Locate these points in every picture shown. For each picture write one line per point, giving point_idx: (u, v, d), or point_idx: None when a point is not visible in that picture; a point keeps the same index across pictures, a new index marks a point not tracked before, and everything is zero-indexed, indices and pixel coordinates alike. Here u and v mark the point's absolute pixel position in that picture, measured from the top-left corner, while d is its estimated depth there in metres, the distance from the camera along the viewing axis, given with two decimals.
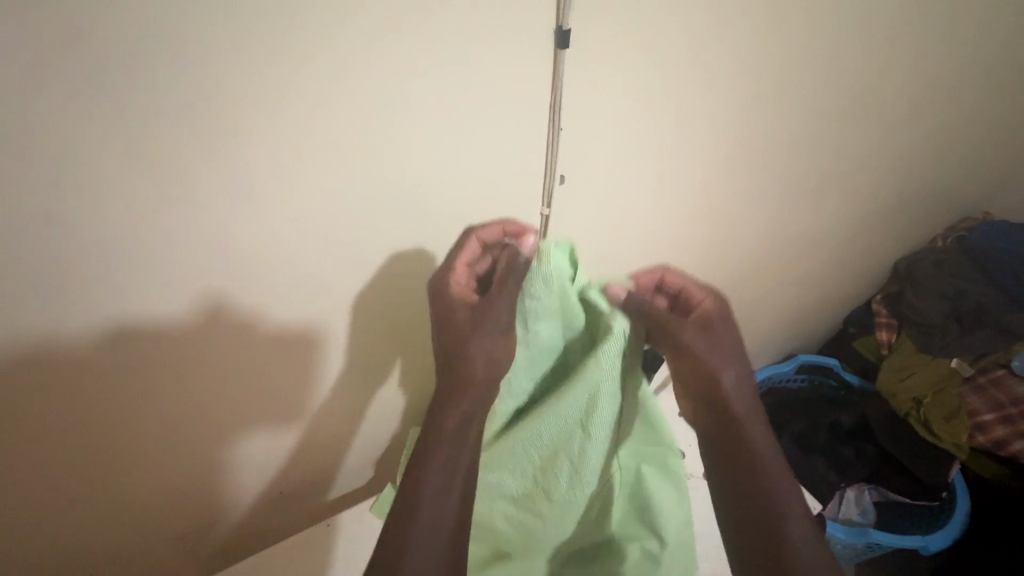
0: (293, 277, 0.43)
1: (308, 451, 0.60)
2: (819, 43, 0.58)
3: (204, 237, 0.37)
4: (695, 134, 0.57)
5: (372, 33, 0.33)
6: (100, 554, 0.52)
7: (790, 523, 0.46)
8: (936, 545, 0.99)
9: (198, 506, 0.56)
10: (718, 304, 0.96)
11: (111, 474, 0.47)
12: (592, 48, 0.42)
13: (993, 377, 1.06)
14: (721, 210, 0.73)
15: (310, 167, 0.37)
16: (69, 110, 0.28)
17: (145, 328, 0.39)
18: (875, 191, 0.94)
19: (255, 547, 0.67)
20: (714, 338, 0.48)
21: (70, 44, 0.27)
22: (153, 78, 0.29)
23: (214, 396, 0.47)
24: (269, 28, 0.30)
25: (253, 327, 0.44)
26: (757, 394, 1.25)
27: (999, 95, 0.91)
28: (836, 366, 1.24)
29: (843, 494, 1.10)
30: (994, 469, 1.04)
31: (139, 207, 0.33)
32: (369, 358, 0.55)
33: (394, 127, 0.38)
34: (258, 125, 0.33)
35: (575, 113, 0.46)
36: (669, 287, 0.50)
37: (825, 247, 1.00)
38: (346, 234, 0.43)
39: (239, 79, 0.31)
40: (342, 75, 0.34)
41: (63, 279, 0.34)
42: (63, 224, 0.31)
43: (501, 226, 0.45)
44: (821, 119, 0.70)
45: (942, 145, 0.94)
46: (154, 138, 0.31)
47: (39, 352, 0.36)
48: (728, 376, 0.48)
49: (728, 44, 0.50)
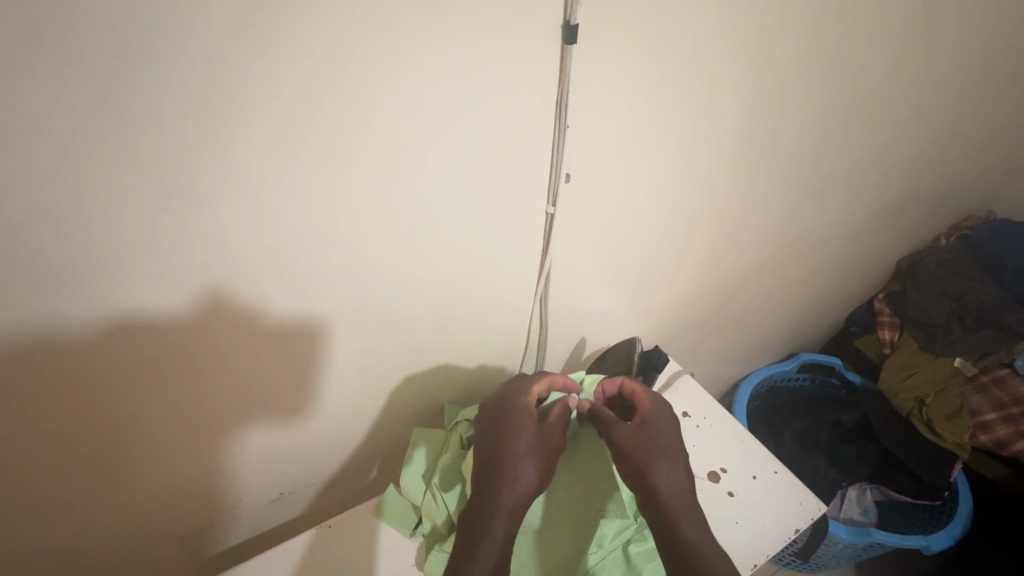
0: (303, 274, 0.43)
1: (310, 446, 0.60)
2: (829, 40, 0.58)
3: (208, 237, 0.36)
4: (699, 135, 0.57)
5: (377, 25, 0.32)
6: (101, 545, 0.53)
7: (718, 561, 0.48)
8: (938, 545, 0.99)
9: (204, 503, 0.57)
10: (723, 305, 0.97)
11: (114, 468, 0.47)
12: (601, 47, 0.42)
13: (995, 376, 1.04)
14: (723, 212, 0.73)
15: (322, 163, 0.37)
16: (80, 108, 0.28)
17: (150, 325, 0.39)
18: (877, 191, 0.94)
19: (256, 542, 0.67)
20: (644, 432, 0.55)
21: (78, 44, 0.26)
22: (163, 74, 0.29)
23: (218, 394, 0.47)
24: (281, 28, 0.30)
25: (256, 323, 0.44)
26: (758, 392, 1.28)
27: (1004, 94, 0.91)
28: (838, 365, 1.28)
29: (844, 493, 1.08)
30: (996, 469, 1.04)
31: (144, 206, 0.33)
32: (375, 356, 0.56)
33: (402, 124, 0.38)
34: (269, 123, 0.33)
35: (585, 111, 0.46)
36: (628, 390, 0.61)
37: (828, 247, 1.01)
38: (354, 232, 0.43)
39: (248, 80, 0.31)
40: (347, 70, 0.33)
41: (68, 278, 0.33)
42: (67, 224, 0.31)
43: (561, 381, 0.62)
44: (828, 118, 0.70)
45: (944, 145, 0.94)
46: (160, 139, 0.31)
47: (43, 349, 0.36)
48: (651, 470, 0.52)
49: (734, 44, 0.50)
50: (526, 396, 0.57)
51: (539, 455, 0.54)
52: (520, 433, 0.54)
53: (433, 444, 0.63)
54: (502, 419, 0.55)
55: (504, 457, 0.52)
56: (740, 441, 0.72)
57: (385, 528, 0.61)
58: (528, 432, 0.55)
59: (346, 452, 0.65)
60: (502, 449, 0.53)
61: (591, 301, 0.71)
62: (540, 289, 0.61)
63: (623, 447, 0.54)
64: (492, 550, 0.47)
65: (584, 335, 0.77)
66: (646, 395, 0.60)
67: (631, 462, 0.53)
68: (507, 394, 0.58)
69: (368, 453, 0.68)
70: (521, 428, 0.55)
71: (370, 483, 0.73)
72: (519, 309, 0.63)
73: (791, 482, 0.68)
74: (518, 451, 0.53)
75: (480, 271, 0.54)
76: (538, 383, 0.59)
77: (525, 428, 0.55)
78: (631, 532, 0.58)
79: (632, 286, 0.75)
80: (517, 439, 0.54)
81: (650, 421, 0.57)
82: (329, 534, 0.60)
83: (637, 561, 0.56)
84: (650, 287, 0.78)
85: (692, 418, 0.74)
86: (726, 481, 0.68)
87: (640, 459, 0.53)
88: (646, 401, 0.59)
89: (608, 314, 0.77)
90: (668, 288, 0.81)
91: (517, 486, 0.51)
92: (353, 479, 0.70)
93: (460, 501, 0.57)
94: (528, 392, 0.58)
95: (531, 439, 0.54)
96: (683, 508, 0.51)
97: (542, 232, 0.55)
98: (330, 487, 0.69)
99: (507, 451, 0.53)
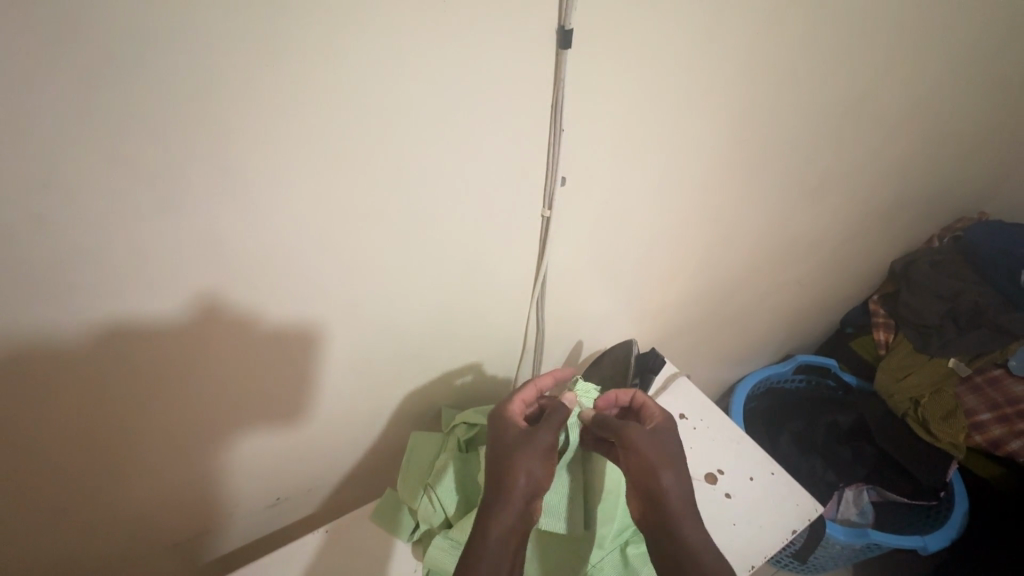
0: (300, 279, 0.43)
1: (305, 451, 0.60)
2: (823, 43, 0.59)
3: (201, 242, 0.36)
4: (694, 139, 0.58)
5: (371, 30, 0.32)
6: (93, 554, 0.52)
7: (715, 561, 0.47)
8: (935, 545, 1.00)
9: (199, 510, 0.56)
10: (721, 306, 0.97)
11: (107, 475, 0.47)
12: (595, 51, 0.42)
13: (990, 376, 1.07)
14: (718, 215, 0.74)
15: (317, 165, 0.37)
16: (76, 113, 0.28)
17: (142, 331, 0.39)
18: (872, 193, 0.95)
19: (254, 548, 0.67)
20: (657, 437, 0.55)
21: (69, 49, 0.26)
22: (158, 83, 0.29)
23: (213, 398, 0.47)
24: (273, 30, 0.30)
25: (250, 328, 0.44)
26: (755, 393, 1.29)
27: (996, 96, 0.92)
28: (833, 366, 1.29)
29: (841, 494, 1.09)
30: (992, 469, 1.05)
31: (136, 211, 0.33)
32: (371, 360, 0.55)
33: (397, 127, 0.38)
34: (263, 126, 0.33)
35: (579, 113, 0.46)
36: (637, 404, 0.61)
37: (824, 248, 1.01)
38: (352, 236, 0.43)
39: (241, 81, 0.31)
40: (342, 76, 0.33)
41: (59, 284, 0.33)
42: (60, 230, 0.31)
43: (549, 376, 0.62)
44: (822, 120, 0.70)
45: (938, 147, 0.95)
46: (155, 144, 0.31)
47: (34, 356, 0.36)
48: (662, 469, 0.52)
49: (727, 48, 0.50)
50: (511, 405, 0.58)
51: (528, 447, 0.53)
52: (503, 434, 0.55)
53: (428, 448, 0.63)
54: (492, 430, 0.56)
55: (497, 466, 0.52)
56: (735, 442, 0.72)
57: (384, 532, 0.61)
58: (512, 429, 0.55)
59: (342, 456, 0.65)
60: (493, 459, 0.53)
61: (586, 303, 0.71)
62: (536, 295, 0.61)
63: (636, 448, 0.53)
64: (486, 548, 0.46)
65: (581, 337, 0.77)
66: (656, 407, 0.60)
67: (643, 463, 0.53)
68: (500, 406, 0.58)
69: (366, 458, 0.68)
70: (505, 429, 0.55)
71: (369, 488, 0.73)
72: (514, 313, 0.63)
73: (787, 484, 0.68)
74: (506, 451, 0.53)
75: (477, 274, 0.54)
76: (523, 387, 0.60)
77: (507, 426, 0.55)
78: (628, 533, 0.59)
79: (629, 289, 0.75)
80: (507, 442, 0.53)
81: (662, 430, 0.56)
82: (327, 540, 0.59)
83: (635, 563, 0.57)
84: (646, 289, 0.78)
85: (687, 420, 0.74)
86: (722, 483, 0.68)
87: (647, 461, 0.52)
88: (657, 412, 0.59)
89: (606, 317, 0.77)
90: (665, 290, 0.82)
91: (504, 486, 0.50)
92: (350, 483, 0.70)
93: (462, 502, 0.58)
94: (511, 398, 0.59)
95: (518, 435, 0.54)
96: (679, 510, 0.51)
97: (539, 234, 0.55)
98: (326, 493, 0.68)
99: (497, 454, 0.53)
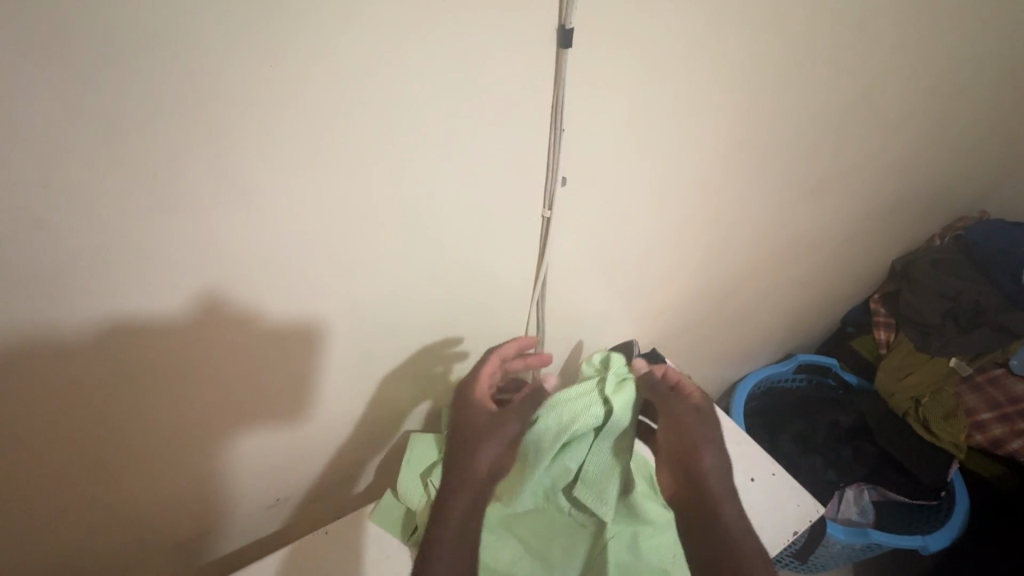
0: (297, 279, 0.43)
1: (305, 450, 0.60)
2: (824, 42, 0.58)
3: (200, 242, 0.36)
4: (694, 138, 0.58)
5: (370, 31, 0.32)
6: (93, 554, 0.52)
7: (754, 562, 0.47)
8: (936, 545, 0.99)
9: (199, 510, 0.56)
10: (721, 305, 0.97)
11: (108, 476, 0.46)
12: (594, 50, 0.42)
13: (990, 376, 1.06)
14: (719, 214, 0.73)
15: (315, 165, 0.37)
16: (73, 114, 0.28)
17: (141, 331, 0.39)
18: (873, 191, 0.95)
19: (253, 548, 0.67)
20: (700, 414, 0.59)
21: (67, 48, 0.26)
22: (157, 82, 0.29)
23: (212, 398, 0.47)
24: (272, 30, 0.30)
25: (249, 327, 0.44)
26: (756, 392, 1.27)
27: (998, 94, 0.91)
28: (833, 366, 1.27)
29: (842, 493, 1.09)
30: (992, 470, 1.04)
31: (134, 211, 0.33)
32: (370, 360, 0.55)
33: (395, 127, 0.38)
34: (263, 126, 0.33)
35: (580, 112, 0.45)
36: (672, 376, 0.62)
37: (825, 247, 1.01)
38: (350, 236, 0.42)
39: (241, 82, 0.31)
40: (341, 75, 0.33)
41: (56, 285, 0.33)
42: (57, 230, 0.31)
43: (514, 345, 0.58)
44: (823, 118, 0.70)
45: (939, 145, 0.94)
46: (151, 144, 0.31)
47: (32, 357, 0.35)
48: (704, 450, 0.56)
49: (728, 46, 0.50)
50: (477, 386, 0.55)
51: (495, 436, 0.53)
52: (474, 421, 0.53)
53: (429, 447, 0.63)
54: (459, 415, 0.54)
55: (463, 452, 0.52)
56: (736, 444, 0.72)
57: (383, 533, 0.61)
58: (482, 416, 0.54)
59: (341, 457, 0.65)
60: (460, 443, 0.52)
61: (586, 303, 0.71)
62: (535, 294, 0.61)
63: (681, 420, 0.58)
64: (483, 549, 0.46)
65: (581, 337, 0.77)
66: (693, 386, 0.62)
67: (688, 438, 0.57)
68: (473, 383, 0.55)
69: (365, 458, 0.68)
70: (477, 416, 0.54)
71: (368, 488, 0.73)
72: (513, 313, 0.63)
73: (788, 484, 0.69)
74: (474, 439, 0.52)
75: (476, 274, 0.54)
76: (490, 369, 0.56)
77: (476, 414, 0.54)
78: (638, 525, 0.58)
79: (629, 288, 0.75)
80: (475, 427, 0.53)
81: (703, 410, 0.59)
82: (327, 540, 0.59)
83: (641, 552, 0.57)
84: (646, 289, 0.78)
85: None
86: None
87: (692, 438, 0.57)
88: (696, 392, 0.61)
89: (605, 316, 0.77)
90: (665, 289, 0.81)
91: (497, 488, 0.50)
92: (350, 484, 0.70)
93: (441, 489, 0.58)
94: (477, 377, 0.56)
95: (489, 421, 0.53)
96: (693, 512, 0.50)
97: (539, 234, 0.55)
98: (325, 493, 0.68)
99: (464, 441, 0.52)
